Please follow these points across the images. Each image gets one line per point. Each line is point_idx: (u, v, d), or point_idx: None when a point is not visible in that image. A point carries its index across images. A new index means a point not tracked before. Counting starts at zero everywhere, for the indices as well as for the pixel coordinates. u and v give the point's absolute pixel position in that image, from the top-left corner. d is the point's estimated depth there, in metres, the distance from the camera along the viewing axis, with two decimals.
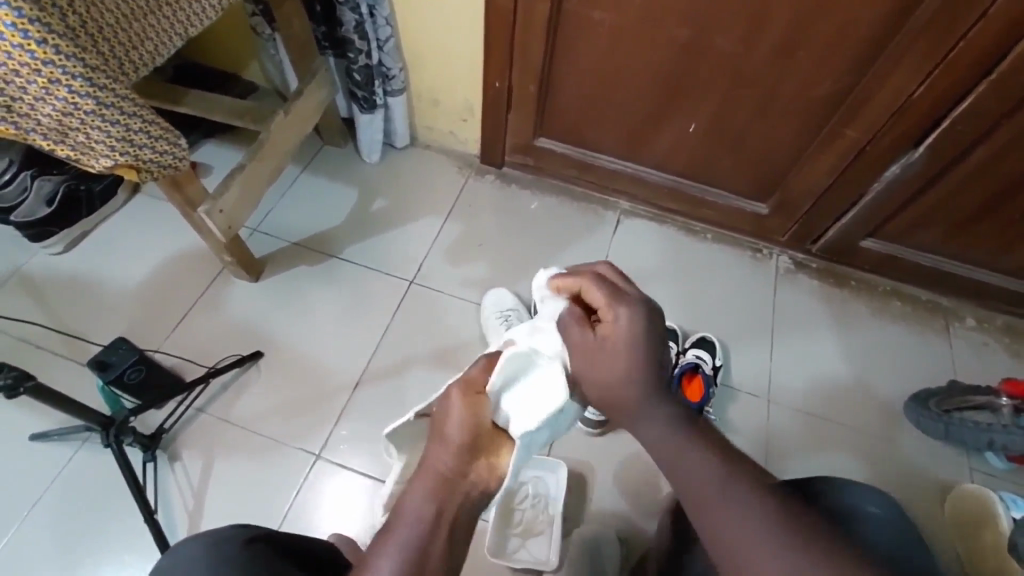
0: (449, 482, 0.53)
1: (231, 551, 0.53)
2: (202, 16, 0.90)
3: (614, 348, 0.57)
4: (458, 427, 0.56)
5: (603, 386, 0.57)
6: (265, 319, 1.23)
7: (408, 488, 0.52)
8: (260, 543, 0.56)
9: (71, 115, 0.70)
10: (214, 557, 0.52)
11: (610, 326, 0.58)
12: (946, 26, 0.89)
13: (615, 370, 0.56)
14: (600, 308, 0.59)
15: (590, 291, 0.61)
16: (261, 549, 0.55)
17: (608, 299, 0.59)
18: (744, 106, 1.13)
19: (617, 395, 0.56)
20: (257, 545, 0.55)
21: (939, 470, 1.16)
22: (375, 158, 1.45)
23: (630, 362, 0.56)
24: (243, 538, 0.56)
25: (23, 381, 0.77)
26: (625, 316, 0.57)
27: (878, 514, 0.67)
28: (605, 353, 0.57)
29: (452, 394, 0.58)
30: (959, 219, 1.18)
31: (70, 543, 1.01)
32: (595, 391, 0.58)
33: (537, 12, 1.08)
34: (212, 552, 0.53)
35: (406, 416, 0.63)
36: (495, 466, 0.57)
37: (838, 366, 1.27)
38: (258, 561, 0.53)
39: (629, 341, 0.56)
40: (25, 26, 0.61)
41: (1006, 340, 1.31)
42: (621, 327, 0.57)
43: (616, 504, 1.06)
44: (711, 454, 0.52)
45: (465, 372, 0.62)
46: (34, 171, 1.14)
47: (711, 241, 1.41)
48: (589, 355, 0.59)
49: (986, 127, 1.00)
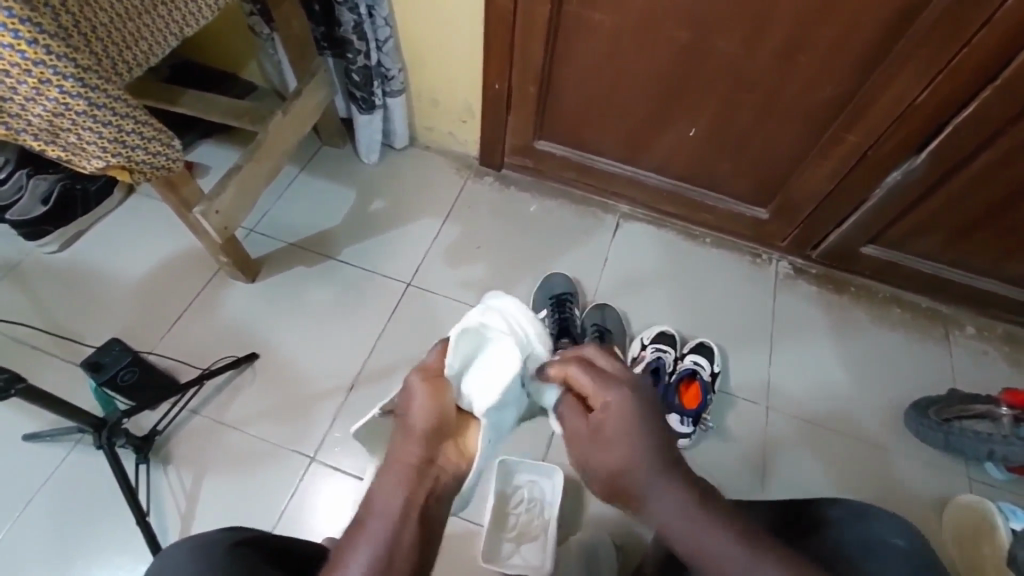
0: (417, 468, 0.52)
1: (215, 555, 0.52)
2: (198, 16, 0.89)
3: (610, 436, 0.56)
4: (421, 412, 0.55)
5: (608, 474, 0.56)
6: (261, 320, 1.22)
7: (376, 482, 0.51)
8: (246, 547, 0.55)
9: (63, 115, 0.69)
10: (200, 561, 0.52)
11: (602, 414, 0.58)
12: (950, 32, 0.88)
13: (615, 458, 0.55)
14: (591, 394, 0.59)
15: (578, 378, 0.60)
16: (248, 553, 0.54)
17: (596, 386, 0.59)
18: (745, 110, 1.12)
19: (621, 484, 0.55)
20: (244, 550, 0.55)
21: (938, 480, 1.15)
22: (374, 159, 1.44)
23: (628, 449, 0.55)
24: (229, 543, 0.55)
25: (14, 383, 0.76)
26: (614, 402, 0.57)
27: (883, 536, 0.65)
28: (601, 442, 0.57)
29: (412, 381, 0.57)
30: (960, 226, 1.17)
31: (61, 545, 1.01)
32: (601, 480, 0.57)
33: (537, 13, 1.07)
34: (197, 556, 0.52)
35: (371, 412, 0.62)
36: (463, 451, 0.56)
37: (837, 372, 1.26)
38: (244, 566, 0.52)
39: (623, 426, 0.56)
40: (16, 26, 0.60)
41: (1006, 349, 1.30)
42: (613, 413, 0.57)
43: (612, 510, 1.06)
44: (725, 527, 0.50)
45: (422, 358, 0.60)
46: (30, 170, 1.14)
47: (710, 245, 1.40)
48: (589, 445, 0.58)
49: (990, 133, 0.99)
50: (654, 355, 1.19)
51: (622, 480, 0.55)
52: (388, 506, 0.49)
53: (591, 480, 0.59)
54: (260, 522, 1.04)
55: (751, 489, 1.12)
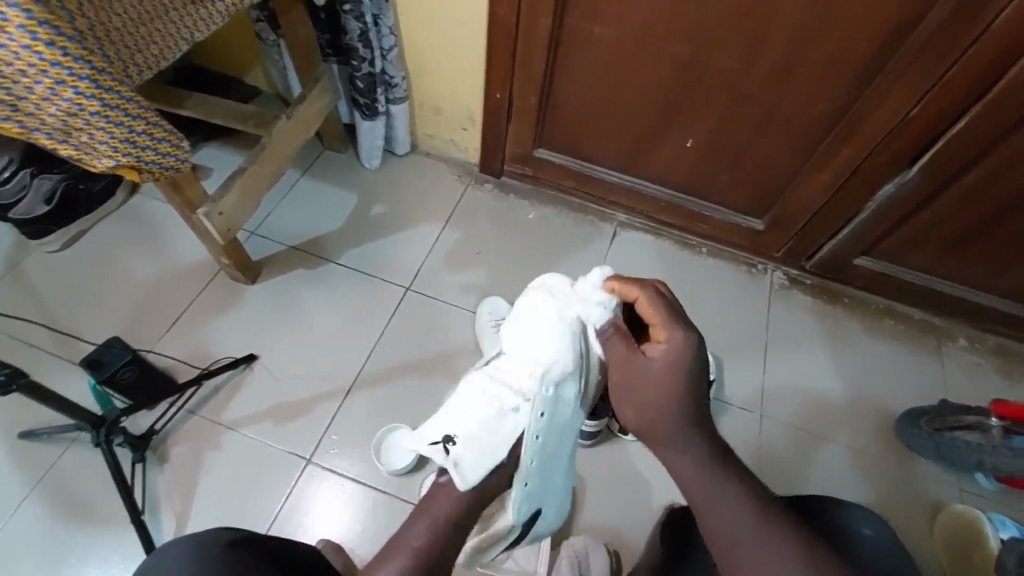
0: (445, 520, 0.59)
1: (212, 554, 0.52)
2: (209, 21, 0.91)
3: (660, 366, 0.58)
4: (480, 475, 0.62)
5: (647, 405, 0.56)
6: (259, 323, 1.23)
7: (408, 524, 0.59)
8: (241, 547, 0.55)
9: (76, 115, 0.70)
10: (196, 555, 0.52)
11: (663, 345, 0.59)
12: (941, 50, 0.91)
13: (657, 399, 0.56)
14: (655, 322, 0.61)
15: (647, 303, 0.62)
16: (242, 552, 0.54)
17: (665, 317, 0.61)
18: (744, 123, 1.15)
19: (654, 424, 0.56)
20: (237, 550, 0.54)
21: (930, 490, 1.16)
22: (375, 164, 1.46)
23: (678, 385, 0.57)
24: (224, 542, 0.55)
25: (16, 378, 0.76)
26: (676, 338, 0.59)
27: (871, 537, 0.66)
28: (651, 374, 0.58)
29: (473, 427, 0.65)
30: (952, 239, 1.19)
31: (54, 547, 1.00)
32: (635, 408, 0.58)
33: (540, 27, 1.10)
34: (193, 552, 0.52)
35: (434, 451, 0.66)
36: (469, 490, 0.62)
37: (831, 383, 1.27)
38: (236, 564, 0.52)
39: (673, 369, 0.57)
40: (35, 27, 0.61)
41: (997, 361, 1.32)
42: (673, 345, 0.59)
43: (607, 516, 1.06)
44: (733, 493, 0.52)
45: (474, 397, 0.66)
46: (34, 169, 1.11)
47: (707, 255, 1.42)
48: (634, 377, 0.58)
49: (979, 150, 1.02)
50: None
51: (660, 412, 0.56)
52: (413, 543, 0.56)
53: (622, 412, 0.59)
54: (255, 524, 1.04)
55: None
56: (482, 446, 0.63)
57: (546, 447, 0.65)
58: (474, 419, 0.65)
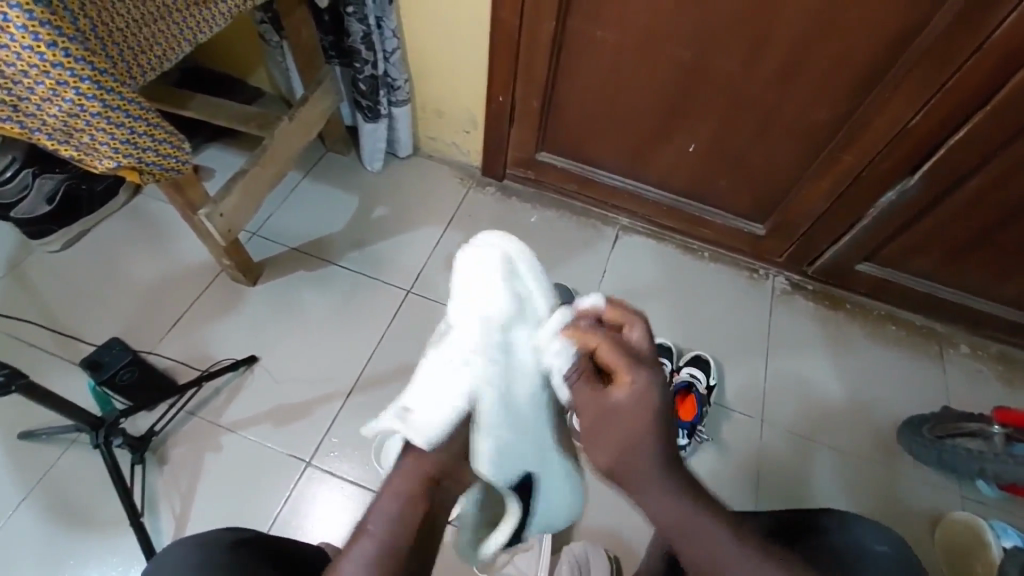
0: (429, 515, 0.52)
1: (215, 555, 0.58)
2: (213, 23, 0.91)
3: (628, 417, 0.52)
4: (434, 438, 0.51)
5: (617, 456, 0.52)
6: (260, 324, 1.23)
7: (377, 498, 0.50)
8: (245, 547, 0.61)
9: (78, 116, 0.70)
10: (203, 557, 0.58)
11: (629, 393, 0.52)
12: (944, 57, 0.91)
13: (627, 452, 0.52)
14: (616, 368, 0.53)
15: (608, 349, 0.54)
16: (244, 552, 0.60)
17: (627, 363, 0.53)
18: (746, 128, 1.15)
19: (626, 471, 0.52)
20: (241, 550, 0.60)
21: (932, 497, 1.15)
22: (377, 166, 1.46)
23: (649, 434, 0.52)
24: (228, 543, 0.61)
25: (15, 379, 0.76)
26: (642, 385, 0.52)
27: (881, 551, 0.65)
28: (620, 426, 0.52)
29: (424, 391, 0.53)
30: (954, 246, 1.19)
31: (52, 548, 1.00)
32: (604, 452, 0.53)
33: (542, 30, 1.10)
34: (199, 554, 0.58)
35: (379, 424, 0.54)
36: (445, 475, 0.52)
37: (832, 388, 1.27)
38: (236, 564, 0.58)
39: (642, 420, 0.52)
40: (36, 28, 0.61)
41: (999, 368, 1.32)
42: (640, 389, 0.52)
43: (608, 521, 1.06)
44: None
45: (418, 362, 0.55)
46: (36, 169, 1.11)
47: (708, 259, 1.42)
48: (601, 428, 0.53)
49: (981, 158, 1.02)
50: None
51: (631, 463, 0.52)
52: (378, 527, 0.48)
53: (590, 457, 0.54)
54: (253, 527, 1.03)
55: (746, 501, 1.12)
56: (435, 410, 0.52)
57: (513, 411, 0.55)
58: (424, 380, 0.53)
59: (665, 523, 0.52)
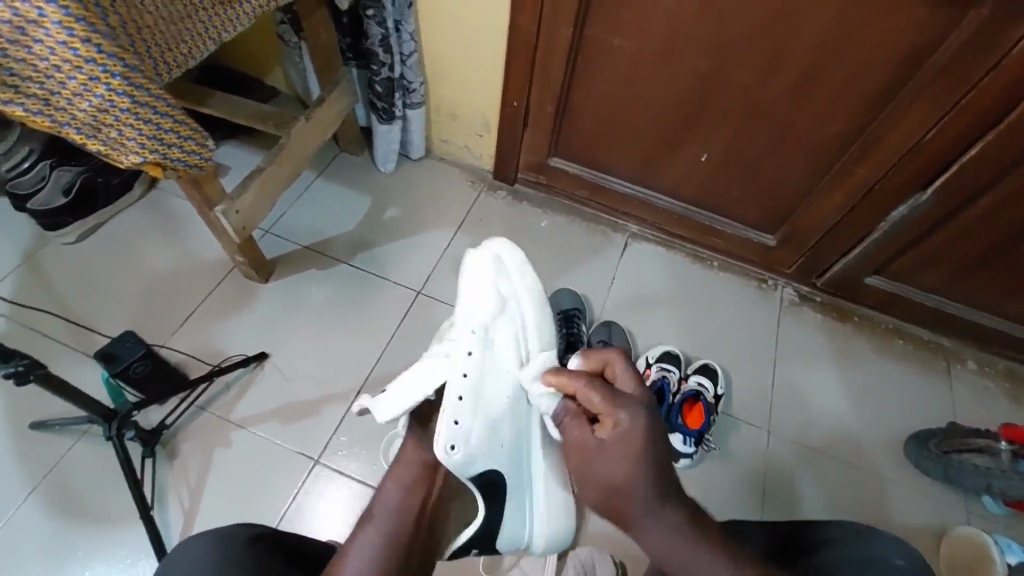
0: (414, 518, 0.64)
1: (233, 550, 0.59)
2: (237, 22, 0.92)
3: (613, 450, 0.57)
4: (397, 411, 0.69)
5: (606, 487, 0.56)
6: (271, 321, 1.24)
7: (390, 477, 0.68)
8: (262, 542, 0.62)
9: (107, 111, 0.71)
10: (221, 550, 0.59)
11: (611, 428, 0.59)
12: (960, 74, 0.91)
13: (616, 481, 0.56)
14: (598, 409, 0.61)
15: (587, 394, 0.63)
16: (260, 547, 0.61)
17: (606, 403, 0.61)
18: (760, 139, 1.15)
19: (618, 502, 0.56)
20: (258, 545, 0.62)
21: (937, 513, 1.15)
22: (390, 168, 1.47)
23: (637, 466, 0.56)
24: (244, 538, 0.62)
25: (33, 369, 0.77)
26: (624, 420, 0.59)
27: (904, 567, 0.64)
28: (605, 458, 0.57)
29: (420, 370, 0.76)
30: (964, 262, 1.19)
31: (60, 539, 1.00)
32: (593, 486, 0.58)
33: (560, 37, 1.11)
34: (216, 548, 0.59)
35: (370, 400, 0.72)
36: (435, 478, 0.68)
37: (839, 400, 1.27)
38: (255, 560, 0.59)
39: (626, 452, 0.56)
40: (72, 24, 0.62)
41: (1005, 385, 1.32)
42: (624, 430, 0.58)
43: (613, 528, 1.06)
44: None
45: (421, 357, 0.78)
46: (53, 161, 1.15)
47: (717, 268, 1.43)
48: (589, 462, 0.58)
49: (993, 176, 1.02)
50: (659, 374, 1.19)
51: (622, 493, 0.55)
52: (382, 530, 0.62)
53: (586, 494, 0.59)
54: (260, 523, 1.04)
55: (751, 511, 1.12)
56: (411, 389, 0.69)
57: (481, 403, 0.70)
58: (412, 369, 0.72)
59: (664, 546, 0.54)
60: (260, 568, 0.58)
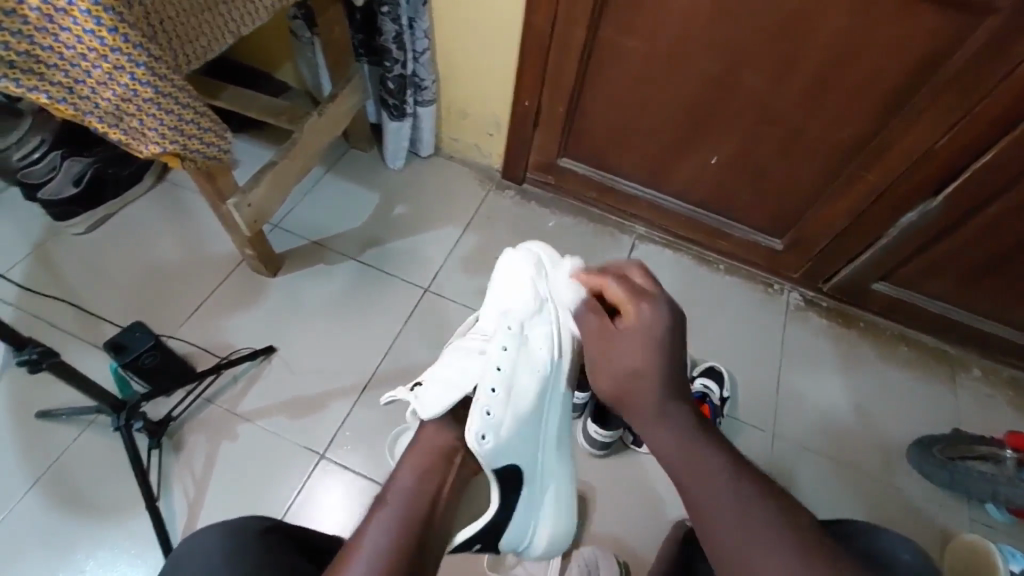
0: (431, 499, 0.64)
1: (245, 542, 0.59)
2: (257, 16, 0.92)
3: (632, 338, 0.64)
4: (439, 406, 0.71)
5: (620, 373, 0.63)
6: (279, 315, 1.24)
7: (404, 462, 0.68)
8: (273, 534, 0.62)
9: (130, 101, 0.72)
10: (232, 541, 0.59)
11: (632, 319, 0.65)
12: (973, 81, 0.92)
13: (632, 366, 0.62)
14: (622, 300, 0.68)
15: (613, 287, 0.69)
16: (272, 540, 0.61)
17: (630, 296, 0.67)
18: (771, 143, 1.16)
19: (631, 386, 0.62)
20: (269, 536, 0.62)
21: (939, 518, 1.16)
22: (399, 164, 1.47)
23: (653, 353, 0.63)
24: (256, 529, 0.62)
25: (46, 357, 0.77)
26: (643, 312, 0.65)
27: (912, 564, 0.65)
28: (625, 346, 0.64)
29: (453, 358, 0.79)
30: (971, 270, 1.20)
31: (66, 528, 1.00)
32: (610, 375, 0.64)
33: (573, 37, 1.12)
34: (228, 538, 0.59)
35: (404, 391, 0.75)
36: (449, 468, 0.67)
37: (843, 405, 1.28)
38: (265, 551, 0.59)
39: (645, 341, 0.63)
40: (100, 13, 0.62)
41: (1009, 393, 1.32)
42: (645, 319, 0.65)
43: (618, 528, 1.06)
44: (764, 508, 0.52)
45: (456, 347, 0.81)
46: (64, 151, 1.15)
47: (724, 272, 1.43)
48: (608, 347, 0.66)
49: (1001, 185, 1.03)
50: None
51: (635, 384, 0.62)
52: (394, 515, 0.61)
53: (598, 382, 0.65)
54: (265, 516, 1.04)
55: None
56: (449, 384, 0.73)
57: (513, 400, 0.73)
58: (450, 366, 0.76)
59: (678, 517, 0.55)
60: (272, 561, 0.58)
